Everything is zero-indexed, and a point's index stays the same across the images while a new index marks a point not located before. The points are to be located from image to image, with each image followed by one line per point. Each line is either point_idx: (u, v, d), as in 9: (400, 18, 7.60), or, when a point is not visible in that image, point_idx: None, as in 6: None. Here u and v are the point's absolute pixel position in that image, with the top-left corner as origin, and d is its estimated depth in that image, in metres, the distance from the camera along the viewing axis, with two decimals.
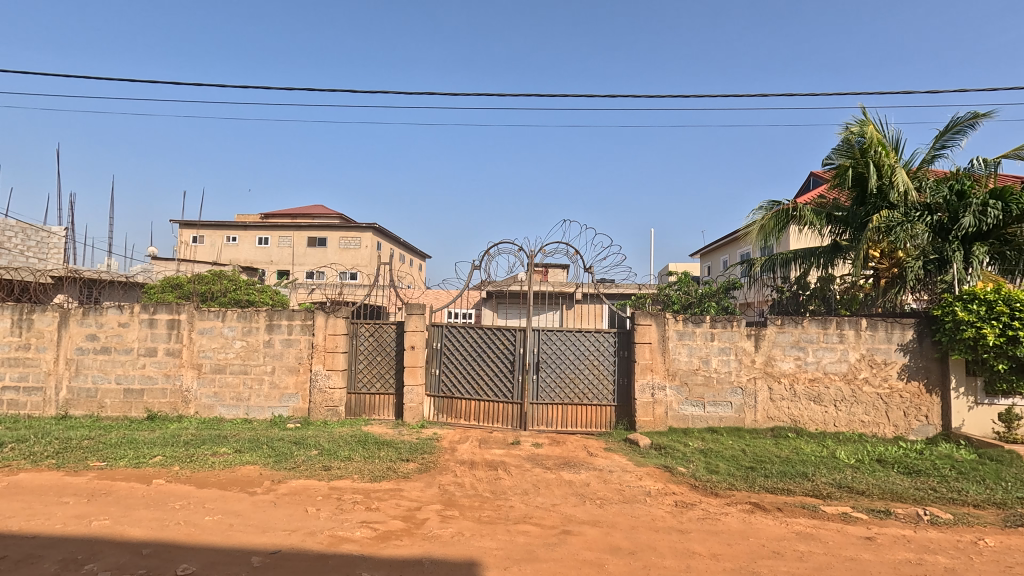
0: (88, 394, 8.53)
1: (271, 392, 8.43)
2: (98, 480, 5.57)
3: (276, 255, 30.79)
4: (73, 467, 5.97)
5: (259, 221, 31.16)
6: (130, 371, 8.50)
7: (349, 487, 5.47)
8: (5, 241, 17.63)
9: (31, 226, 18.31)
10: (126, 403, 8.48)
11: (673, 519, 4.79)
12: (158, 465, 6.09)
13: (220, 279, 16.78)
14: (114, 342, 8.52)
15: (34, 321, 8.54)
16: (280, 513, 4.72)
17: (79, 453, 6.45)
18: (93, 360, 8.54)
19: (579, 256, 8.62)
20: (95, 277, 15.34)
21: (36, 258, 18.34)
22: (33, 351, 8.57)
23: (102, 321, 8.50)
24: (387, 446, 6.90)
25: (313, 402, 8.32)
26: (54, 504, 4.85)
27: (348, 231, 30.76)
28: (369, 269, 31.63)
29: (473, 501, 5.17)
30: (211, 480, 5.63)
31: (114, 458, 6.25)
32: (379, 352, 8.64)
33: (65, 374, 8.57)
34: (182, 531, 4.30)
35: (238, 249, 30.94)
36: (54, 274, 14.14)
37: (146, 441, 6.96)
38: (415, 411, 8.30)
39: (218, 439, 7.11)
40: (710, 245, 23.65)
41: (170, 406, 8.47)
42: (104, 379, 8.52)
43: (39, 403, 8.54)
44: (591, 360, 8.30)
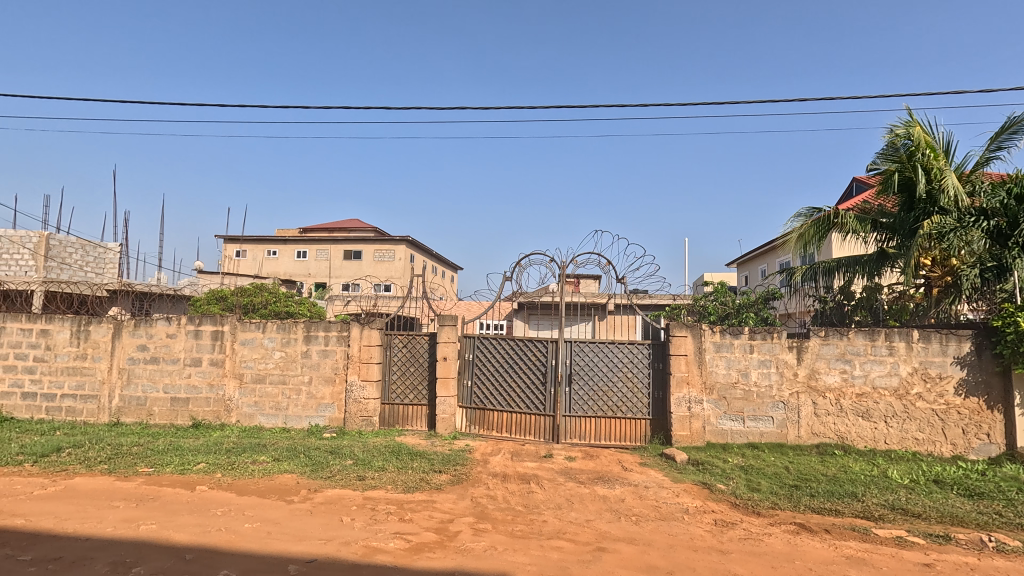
0: (138, 402, 8.92)
1: (309, 401, 8.62)
2: (146, 485, 5.80)
3: (313, 268, 31.67)
4: (124, 472, 6.25)
5: (298, 236, 32.18)
6: (176, 380, 8.85)
7: (382, 497, 5.51)
8: (68, 257, 18.44)
9: (90, 243, 19.38)
10: (172, 412, 8.83)
11: (712, 539, 4.62)
12: (202, 471, 6.31)
13: (262, 291, 17.37)
14: (163, 352, 8.91)
15: (91, 332, 9.04)
16: (316, 522, 4.80)
17: (129, 458, 6.75)
18: (143, 369, 8.95)
19: (612, 266, 8.48)
20: (146, 290, 16.20)
21: (94, 272, 19.46)
22: (89, 361, 9.05)
23: (152, 332, 8.92)
24: (420, 457, 6.93)
25: (348, 412, 8.48)
26: (105, 508, 5.07)
27: (382, 244, 31.44)
28: (403, 281, 32.09)
29: (506, 514, 5.13)
30: (250, 488, 5.78)
31: (161, 464, 6.52)
32: (412, 362, 8.73)
33: (118, 383, 8.99)
34: (223, 538, 4.42)
35: (278, 262, 31.89)
36: (109, 287, 15.00)
37: (190, 448, 7.22)
38: (447, 422, 8.34)
39: (258, 447, 7.31)
40: (747, 254, 22.92)
41: (213, 415, 8.77)
42: (153, 388, 8.90)
43: (94, 410, 8.98)
44: (625, 372, 8.16)
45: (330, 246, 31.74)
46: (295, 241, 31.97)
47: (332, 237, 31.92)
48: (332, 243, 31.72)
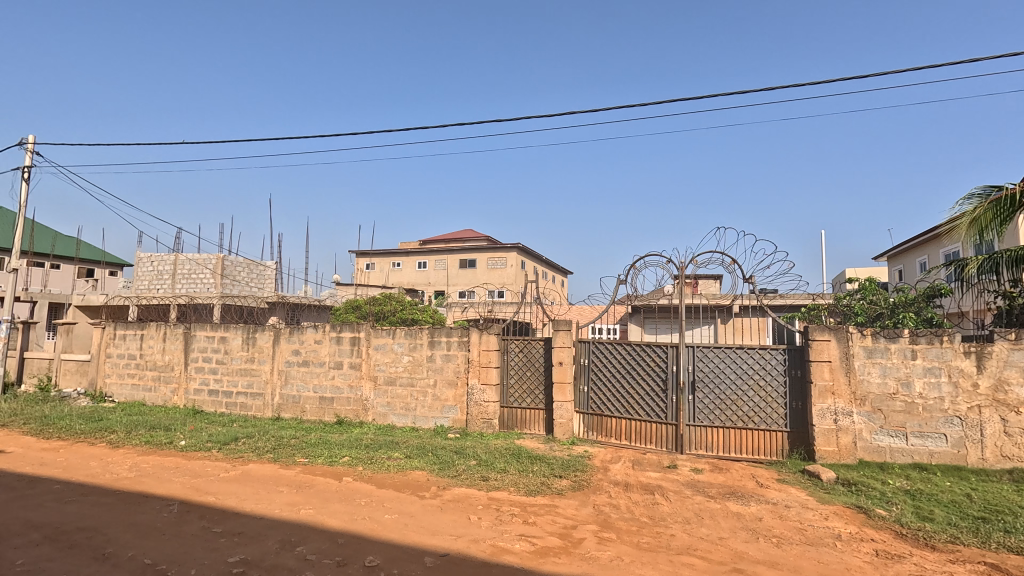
0: (294, 400, 10.18)
1: (434, 403, 9.17)
2: (304, 474, 6.59)
3: (433, 277, 33.72)
4: (285, 462, 7.17)
5: (418, 248, 34.51)
6: (323, 381, 9.95)
7: (506, 499, 5.66)
8: (240, 274, 21.94)
9: (254, 262, 22.61)
10: (321, 409, 9.93)
11: (874, 572, 4.05)
12: (347, 464, 7.01)
13: (390, 299, 18.90)
14: (312, 356, 10.08)
15: (257, 338, 10.53)
16: (446, 518, 5.07)
17: (289, 449, 7.72)
18: (296, 371, 10.19)
19: (737, 265, 7.96)
20: (297, 302, 18.47)
21: (257, 287, 22.65)
22: (256, 363, 10.54)
23: (303, 338, 10.14)
24: (540, 461, 7.02)
25: (470, 414, 8.87)
26: (273, 492, 5.86)
27: (495, 251, 32.54)
28: (515, 288, 32.90)
29: (630, 525, 4.99)
30: (388, 482, 6.29)
31: (314, 456, 7.36)
32: (528, 367, 8.89)
33: (278, 383, 10.35)
34: (368, 526, 4.86)
35: (401, 273, 34.47)
36: (269, 300, 17.36)
37: (336, 443, 8.06)
38: (565, 428, 8.35)
39: (392, 444, 7.94)
40: (901, 245, 19.95)
41: (353, 413, 9.70)
42: (305, 388, 10.10)
43: (261, 406, 10.43)
44: (755, 380, 7.52)
45: (447, 256, 33.59)
46: (415, 253, 34.34)
47: (448, 248, 33.76)
48: (448, 253, 33.53)
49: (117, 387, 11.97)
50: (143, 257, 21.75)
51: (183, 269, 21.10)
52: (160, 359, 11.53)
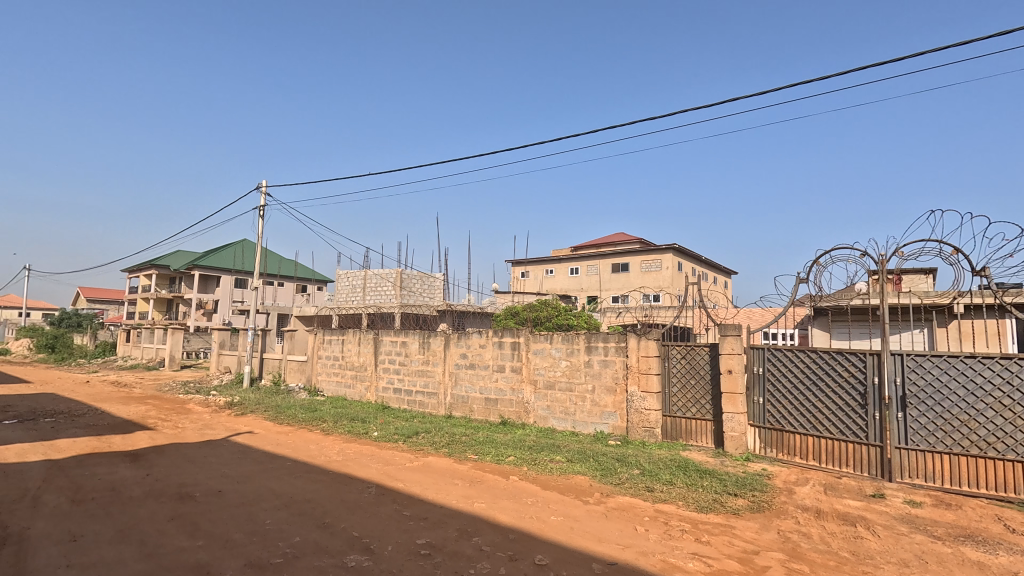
0: (463, 400, 11.02)
1: (593, 408, 9.14)
2: (475, 469, 7.09)
3: (585, 283, 33.77)
4: (459, 457, 7.80)
5: (571, 254, 34.90)
6: (488, 383, 10.62)
7: (675, 513, 5.37)
8: (416, 286, 24.63)
9: (426, 275, 25.16)
10: (487, 409, 10.60)
11: None
12: (513, 463, 7.36)
13: (546, 305, 19.40)
14: (477, 359, 10.82)
15: (431, 343, 11.67)
16: (612, 526, 5.01)
17: (461, 446, 8.38)
18: (464, 373, 11.04)
19: (958, 253, 6.64)
20: (462, 310, 20.03)
21: (428, 297, 25.17)
22: (431, 365, 11.67)
23: (470, 343, 10.95)
24: (710, 475, 6.52)
25: (630, 422, 8.65)
26: (450, 484, 6.41)
27: (649, 254, 31.37)
28: (672, 291, 31.27)
29: (826, 558, 4.35)
30: (552, 484, 6.44)
31: (483, 453, 7.88)
32: (693, 375, 8.35)
33: (449, 383, 11.32)
34: (535, 525, 5.03)
35: (555, 279, 35.19)
36: (439, 308, 19.13)
37: (502, 442, 8.51)
38: (738, 442, 7.64)
39: (554, 447, 8.11)
40: None
41: (516, 414, 10.16)
42: (472, 389, 10.88)
43: (435, 404, 11.51)
44: (997, 398, 5.99)
45: (599, 260, 33.37)
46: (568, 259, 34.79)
47: (600, 252, 33.53)
48: (601, 258, 33.28)
49: (326, 383, 14.29)
50: (341, 274, 25.71)
51: (370, 283, 24.41)
52: (356, 360, 13.47)
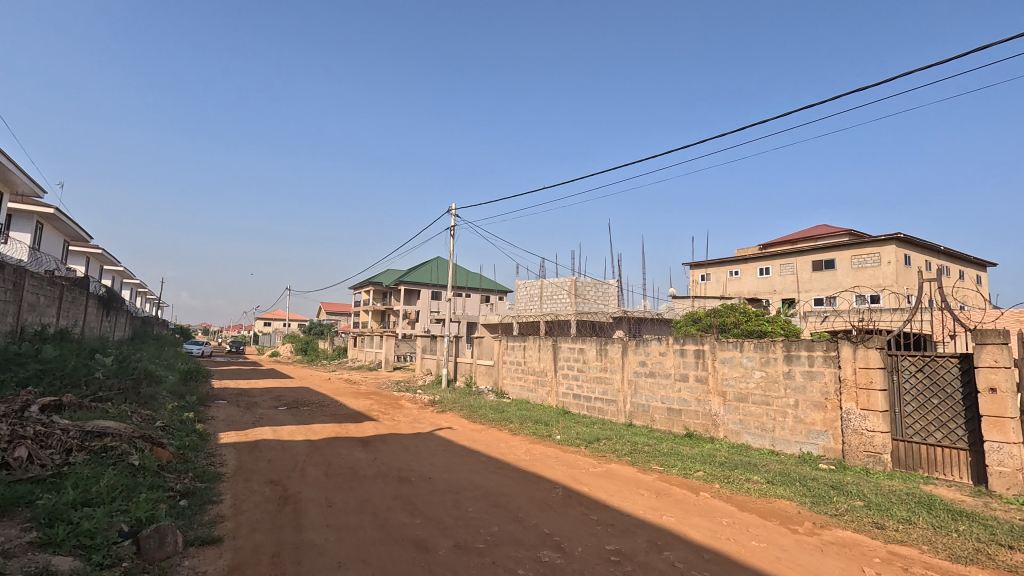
0: (644, 409, 10.72)
1: (797, 426, 8.07)
2: (661, 481, 6.84)
3: (779, 284, 30.02)
4: (643, 467, 7.60)
5: (759, 253, 31.45)
6: (670, 393, 10.16)
7: (917, 559, 4.44)
8: (590, 293, 24.87)
9: (600, 282, 25.22)
10: (670, 420, 10.13)
11: None
12: (703, 479, 6.90)
13: None
14: (657, 367, 10.45)
15: (609, 350, 11.65)
16: (830, 562, 4.35)
17: (644, 456, 8.16)
18: (644, 382, 10.74)
19: None
20: (639, 316, 19.55)
21: (603, 304, 25.17)
22: (609, 372, 11.64)
23: (649, 350, 10.64)
24: (968, 519, 5.21)
25: (847, 445, 7.41)
26: (636, 493, 6.29)
27: (862, 247, 26.53)
28: (898, 290, 25.89)
29: None
30: (750, 506, 5.87)
31: (668, 465, 7.56)
32: (935, 392, 6.82)
33: (629, 391, 11.13)
34: (733, 548, 4.64)
35: (741, 282, 32.05)
36: (615, 315, 18.99)
37: (689, 456, 8.04)
38: (1011, 481, 5.97)
39: (750, 466, 7.37)
40: None
41: (703, 427, 9.50)
42: (653, 398, 10.52)
43: (615, 412, 11.41)
44: None
45: (795, 258, 29.39)
46: (756, 259, 31.39)
47: (796, 249, 29.52)
48: (797, 255, 29.27)
49: (511, 387, 15.27)
50: (520, 284, 27.29)
51: (547, 291, 25.41)
52: (537, 366, 14.13)
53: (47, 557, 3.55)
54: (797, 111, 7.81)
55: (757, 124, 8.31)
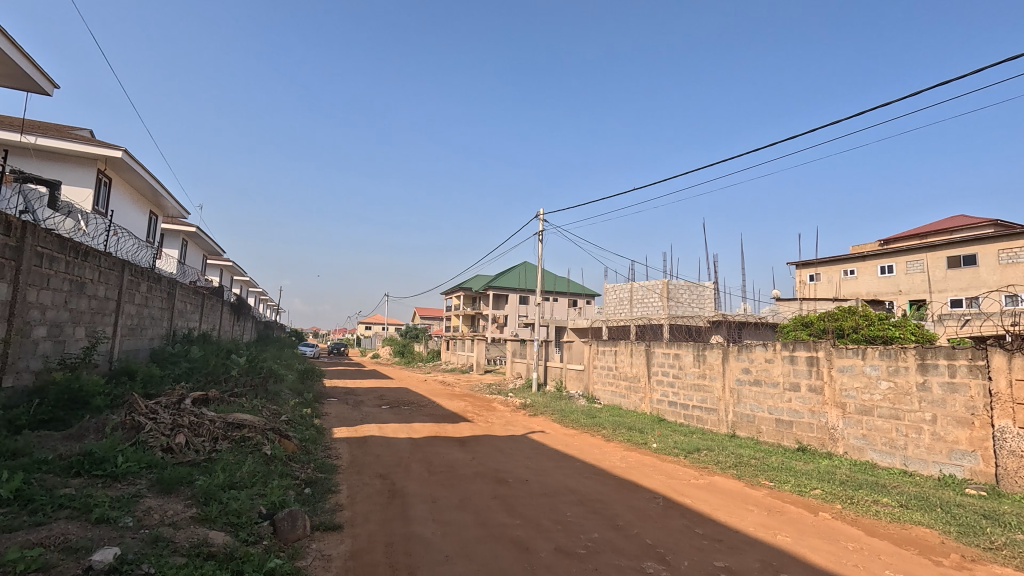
0: (749, 419, 10.06)
1: (935, 444, 7.14)
2: (772, 498, 6.38)
3: (905, 283, 26.72)
4: (750, 481, 7.14)
5: (880, 249, 28.25)
6: (779, 403, 9.44)
7: None
8: (684, 296, 23.89)
9: (694, 284, 24.08)
10: (779, 432, 9.41)
11: None
12: (821, 498, 6.33)
13: None
14: (763, 375, 9.77)
15: (707, 356, 11.10)
16: None
17: (751, 469, 7.65)
18: (749, 390, 10.08)
19: None
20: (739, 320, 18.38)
21: (698, 307, 24.00)
22: (708, 380, 11.07)
23: (753, 356, 9.99)
24: None
25: (1002, 469, 6.41)
26: (744, 509, 5.93)
27: (1013, 239, 22.84)
28: None
29: None
30: (881, 532, 5.28)
31: (780, 481, 7.02)
32: None
33: (731, 400, 10.50)
34: None
35: (858, 282, 28.97)
36: (712, 319, 18.03)
37: (803, 472, 7.42)
38: None
39: (878, 487, 6.63)
40: None
41: (819, 441, 8.71)
42: (759, 408, 9.84)
43: (716, 421, 10.82)
44: None
45: (925, 254, 26.01)
46: (875, 256, 28.24)
47: (926, 244, 26.12)
48: (928, 250, 25.88)
49: (602, 392, 15.04)
50: (609, 287, 26.85)
51: (637, 295, 24.74)
52: (629, 371, 13.79)
53: (205, 530, 4.10)
54: (944, 82, 7.02)
55: (890, 104, 7.57)
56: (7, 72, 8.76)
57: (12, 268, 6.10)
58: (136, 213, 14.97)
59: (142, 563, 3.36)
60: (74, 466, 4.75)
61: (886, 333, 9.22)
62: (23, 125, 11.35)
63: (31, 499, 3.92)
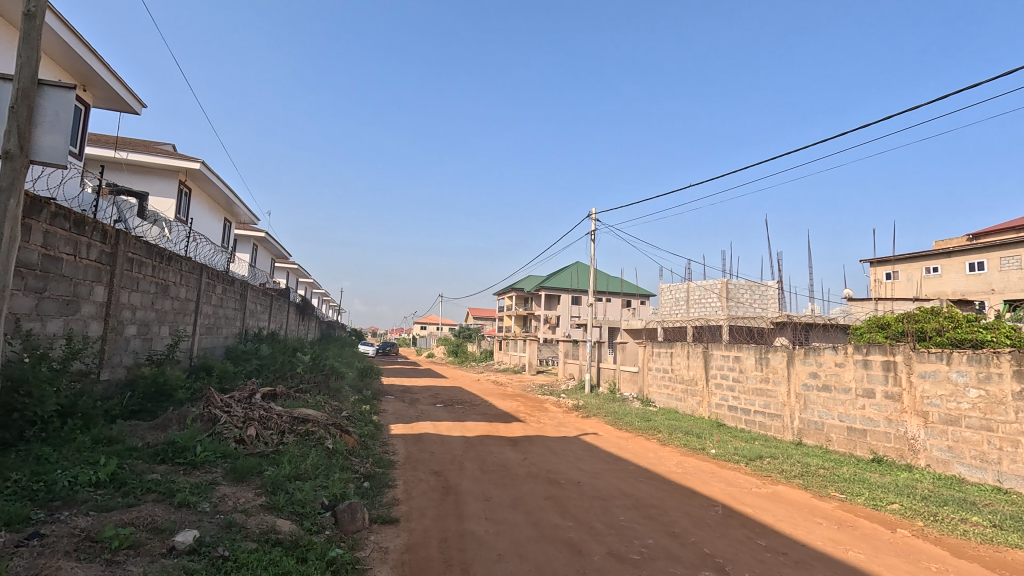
0: (817, 426, 9.49)
1: None
2: (843, 511, 5.99)
3: (999, 281, 24.26)
4: (818, 492, 6.74)
5: (968, 244, 25.83)
6: (851, 410, 8.85)
7: None
8: (743, 296, 22.81)
9: (756, 283, 23.00)
10: (851, 441, 8.82)
11: None
12: (899, 513, 5.88)
13: None
14: (833, 380, 9.20)
15: (770, 359, 10.58)
16: None
17: (820, 479, 7.22)
18: (817, 396, 9.52)
19: None
20: (805, 322, 17.38)
21: (760, 308, 22.91)
22: (772, 384, 10.54)
23: (821, 360, 9.42)
24: None
25: None
26: (812, 521, 5.60)
27: None
28: None
29: None
30: (969, 553, 4.83)
31: (851, 493, 6.58)
32: None
33: (796, 406, 9.95)
34: None
35: (942, 280, 26.60)
36: (776, 320, 17.15)
37: (879, 484, 6.91)
38: None
39: (966, 504, 6.07)
40: None
41: (897, 452, 8.08)
42: (829, 415, 9.26)
43: (780, 428, 10.29)
44: None
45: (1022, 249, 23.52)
46: (963, 252, 25.84)
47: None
48: None
49: (658, 395, 14.65)
50: (664, 287, 26.15)
51: (694, 295, 23.93)
52: (686, 374, 13.37)
53: (273, 518, 4.37)
54: None
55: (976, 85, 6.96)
56: (104, 95, 9.70)
57: (108, 272, 6.75)
58: (212, 220, 16.12)
59: (218, 545, 3.62)
60: (159, 453, 5.18)
61: (973, 334, 8.66)
62: (117, 142, 12.51)
63: (124, 482, 4.31)
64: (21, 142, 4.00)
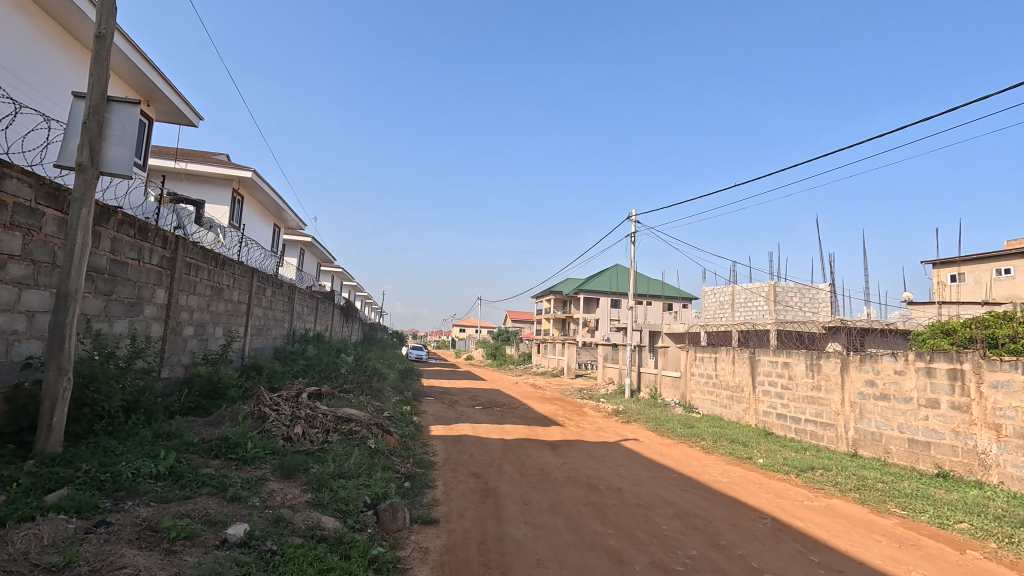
0: (874, 437, 8.97)
1: None
2: (905, 528, 5.62)
3: None
4: (877, 507, 6.35)
5: None
6: (912, 421, 8.31)
7: None
8: (792, 299, 21.88)
9: (806, 286, 22.02)
10: (913, 454, 8.28)
11: None
12: (968, 533, 5.47)
13: None
14: (892, 389, 8.68)
15: (823, 365, 10.09)
16: None
17: (878, 494, 6.81)
18: (874, 405, 9.00)
19: None
20: (860, 326, 16.49)
21: (811, 312, 21.92)
22: (824, 392, 10.04)
23: (879, 367, 8.91)
24: None
25: None
26: (870, 538, 5.29)
27: None
28: None
29: None
30: None
31: (914, 509, 6.17)
32: None
33: (851, 415, 9.45)
34: None
35: (1015, 282, 24.67)
36: (828, 324, 16.36)
37: (944, 501, 6.45)
38: None
39: None
40: None
41: (965, 467, 7.53)
42: (887, 426, 8.74)
43: (834, 438, 9.78)
44: None
45: None
46: None
47: None
48: None
49: (701, 401, 14.23)
50: (708, 290, 25.44)
51: (739, 298, 23.15)
52: (731, 380, 12.93)
53: (318, 514, 4.49)
54: None
55: None
56: (165, 109, 10.31)
57: (168, 275, 7.15)
58: (263, 226, 16.85)
59: (266, 539, 3.75)
60: (214, 449, 5.43)
61: None
62: (177, 154, 13.29)
63: (181, 475, 4.53)
64: (92, 156, 4.33)
